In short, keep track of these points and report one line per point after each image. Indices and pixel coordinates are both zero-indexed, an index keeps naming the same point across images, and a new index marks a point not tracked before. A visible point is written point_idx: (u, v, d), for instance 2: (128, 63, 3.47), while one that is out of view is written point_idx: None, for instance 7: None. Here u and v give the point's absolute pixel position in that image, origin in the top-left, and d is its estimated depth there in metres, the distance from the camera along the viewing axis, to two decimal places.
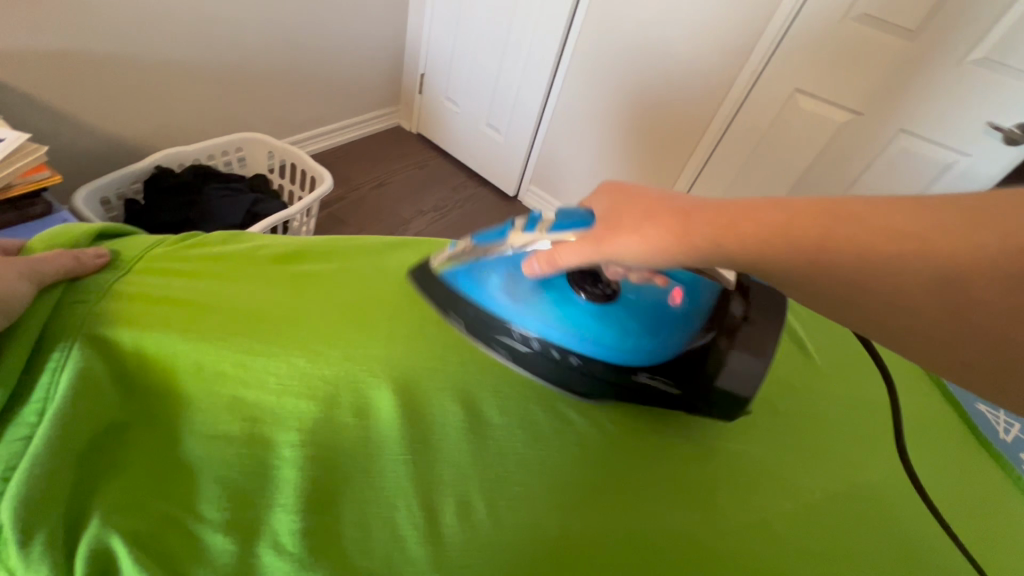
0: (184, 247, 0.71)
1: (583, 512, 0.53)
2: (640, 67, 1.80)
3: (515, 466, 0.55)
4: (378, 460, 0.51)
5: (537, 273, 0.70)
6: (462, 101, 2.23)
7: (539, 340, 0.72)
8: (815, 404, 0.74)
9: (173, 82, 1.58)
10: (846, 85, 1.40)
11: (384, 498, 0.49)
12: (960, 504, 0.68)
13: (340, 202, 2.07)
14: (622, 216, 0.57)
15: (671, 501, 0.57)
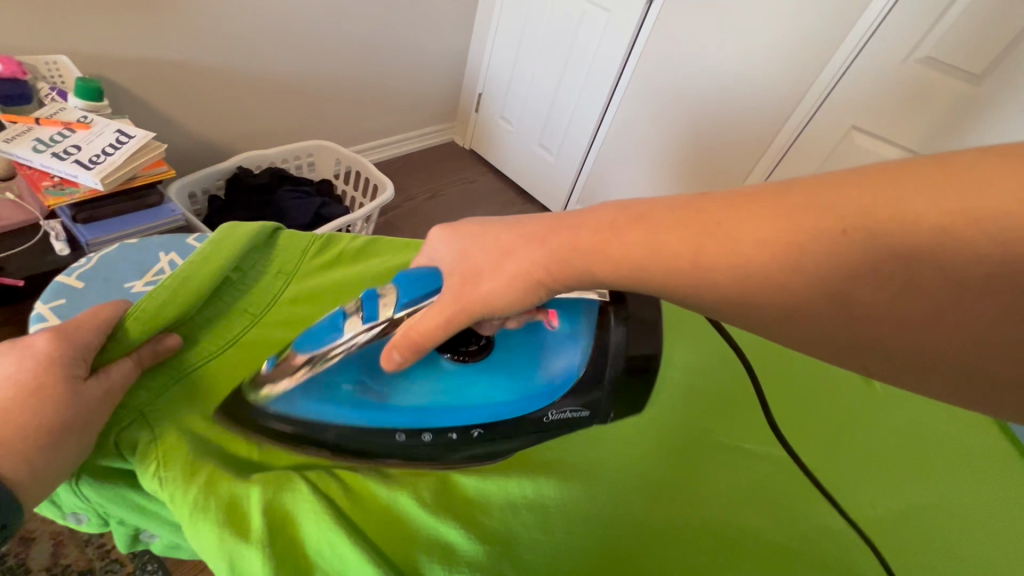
0: (316, 260, 0.76)
1: (677, 509, 0.59)
2: (696, 92, 1.81)
3: (615, 470, 0.61)
4: (594, 468, 0.60)
5: (398, 362, 0.57)
6: (516, 122, 2.34)
7: (431, 429, 0.64)
8: (889, 425, 0.76)
9: (253, 85, 1.69)
10: (905, 125, 1.48)
11: (507, 490, 0.55)
12: (985, 530, 0.66)
13: (395, 211, 2.12)
14: (477, 259, 0.53)
15: (764, 504, 0.62)
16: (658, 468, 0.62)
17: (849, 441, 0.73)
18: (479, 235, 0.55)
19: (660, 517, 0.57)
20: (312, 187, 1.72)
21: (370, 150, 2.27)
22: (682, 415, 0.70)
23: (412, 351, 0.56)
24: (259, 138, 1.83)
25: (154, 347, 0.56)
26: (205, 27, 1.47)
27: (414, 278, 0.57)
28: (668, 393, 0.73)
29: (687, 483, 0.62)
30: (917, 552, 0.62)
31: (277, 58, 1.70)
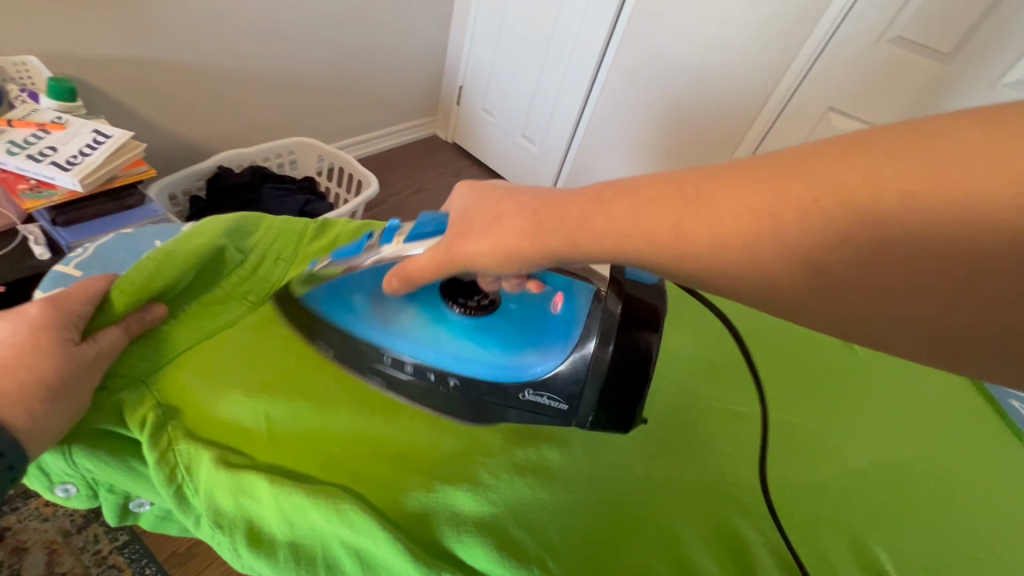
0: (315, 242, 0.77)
1: (671, 466, 0.61)
2: (675, 79, 1.82)
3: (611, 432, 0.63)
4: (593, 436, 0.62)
5: (395, 288, 0.62)
6: (498, 113, 2.33)
7: (412, 364, 0.64)
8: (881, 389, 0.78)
9: (230, 83, 1.67)
10: (879, 105, 1.52)
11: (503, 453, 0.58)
12: (967, 490, 0.69)
13: (380, 206, 2.11)
14: (472, 218, 0.52)
15: (755, 460, 0.65)
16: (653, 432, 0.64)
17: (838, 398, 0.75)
18: (483, 191, 0.54)
19: (663, 482, 0.59)
20: (295, 185, 1.71)
21: (352, 146, 2.25)
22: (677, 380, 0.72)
23: (403, 281, 0.61)
24: (237, 136, 1.80)
25: (142, 317, 0.57)
26: (178, 25, 1.44)
27: (439, 219, 0.59)
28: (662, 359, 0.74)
29: (684, 447, 0.64)
30: (900, 506, 0.64)
31: (253, 54, 1.67)
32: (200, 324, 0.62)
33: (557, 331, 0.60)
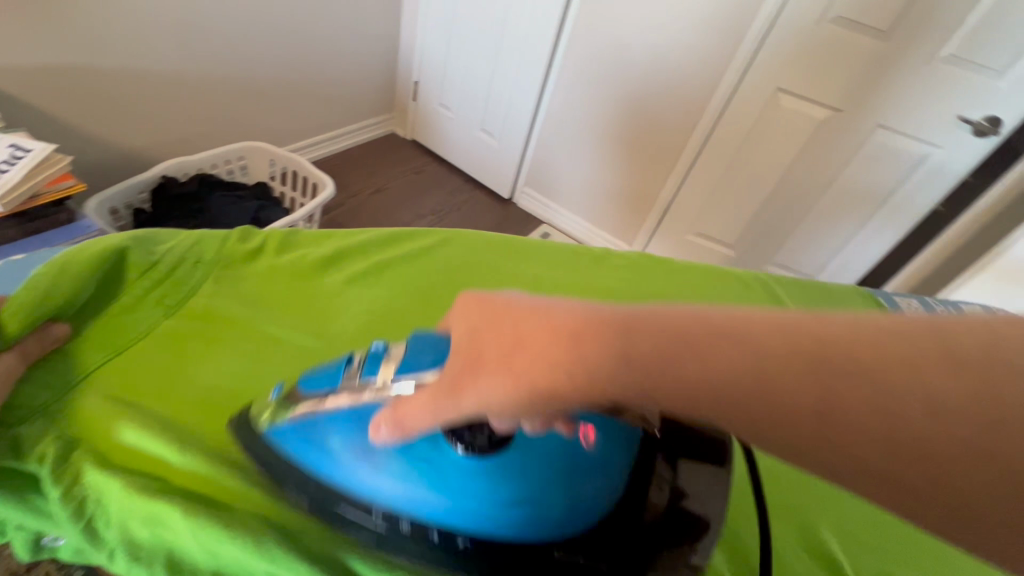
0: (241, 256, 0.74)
1: None
2: (629, 67, 1.83)
3: None
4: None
5: (385, 440, 0.43)
6: (455, 107, 2.30)
7: (406, 519, 0.48)
8: None
9: (169, 88, 1.60)
10: (824, 84, 1.57)
11: None
12: None
13: (339, 208, 2.06)
14: (486, 352, 0.35)
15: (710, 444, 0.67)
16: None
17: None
18: (502, 317, 0.36)
19: None
20: (248, 191, 1.65)
21: (306, 149, 2.19)
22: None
23: (394, 435, 0.42)
24: (180, 143, 1.72)
25: (39, 341, 0.55)
26: (106, 29, 1.37)
27: (442, 340, 0.47)
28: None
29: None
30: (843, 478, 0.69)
31: (191, 56, 1.60)
32: (110, 345, 0.60)
33: (589, 478, 0.44)
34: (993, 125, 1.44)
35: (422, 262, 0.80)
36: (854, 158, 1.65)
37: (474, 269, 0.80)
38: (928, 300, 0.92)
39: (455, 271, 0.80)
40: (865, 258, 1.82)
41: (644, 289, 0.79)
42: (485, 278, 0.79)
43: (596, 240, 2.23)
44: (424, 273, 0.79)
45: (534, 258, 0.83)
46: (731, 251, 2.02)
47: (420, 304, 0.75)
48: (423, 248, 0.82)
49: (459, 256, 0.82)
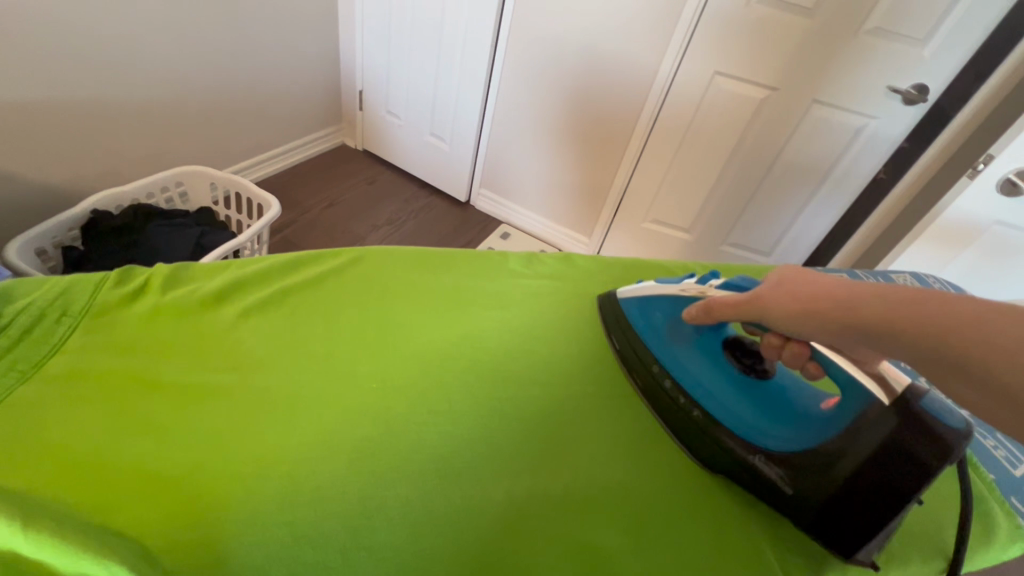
0: (121, 299, 0.63)
1: (583, 467, 0.58)
2: (570, 60, 1.83)
3: (519, 438, 0.59)
4: (471, 456, 0.56)
5: (695, 316, 0.66)
6: (403, 114, 2.26)
7: (672, 382, 0.66)
8: None
9: (93, 118, 1.53)
10: (758, 65, 1.60)
11: (392, 492, 0.51)
12: None
13: (290, 227, 2.00)
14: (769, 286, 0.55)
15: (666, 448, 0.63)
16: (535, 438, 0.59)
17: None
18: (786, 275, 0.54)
19: (575, 491, 0.55)
20: (189, 218, 1.59)
21: (252, 168, 2.12)
22: (554, 375, 0.67)
23: (704, 313, 0.64)
24: (112, 173, 1.65)
25: None
26: (14, 62, 1.30)
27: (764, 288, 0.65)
28: (537, 356, 0.69)
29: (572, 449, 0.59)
30: None
31: (114, 82, 1.53)
32: None
33: (819, 419, 0.56)
34: (921, 93, 1.49)
35: (334, 283, 0.72)
36: (795, 134, 1.68)
37: (389, 287, 0.74)
38: (858, 273, 0.94)
39: (368, 290, 0.73)
40: (815, 231, 1.86)
41: (565, 292, 0.79)
42: (402, 296, 0.73)
43: (557, 236, 2.23)
44: (349, 293, 0.72)
45: (453, 270, 0.79)
46: (688, 235, 2.04)
47: (330, 328, 0.66)
48: (333, 268, 0.74)
49: (373, 275, 0.75)
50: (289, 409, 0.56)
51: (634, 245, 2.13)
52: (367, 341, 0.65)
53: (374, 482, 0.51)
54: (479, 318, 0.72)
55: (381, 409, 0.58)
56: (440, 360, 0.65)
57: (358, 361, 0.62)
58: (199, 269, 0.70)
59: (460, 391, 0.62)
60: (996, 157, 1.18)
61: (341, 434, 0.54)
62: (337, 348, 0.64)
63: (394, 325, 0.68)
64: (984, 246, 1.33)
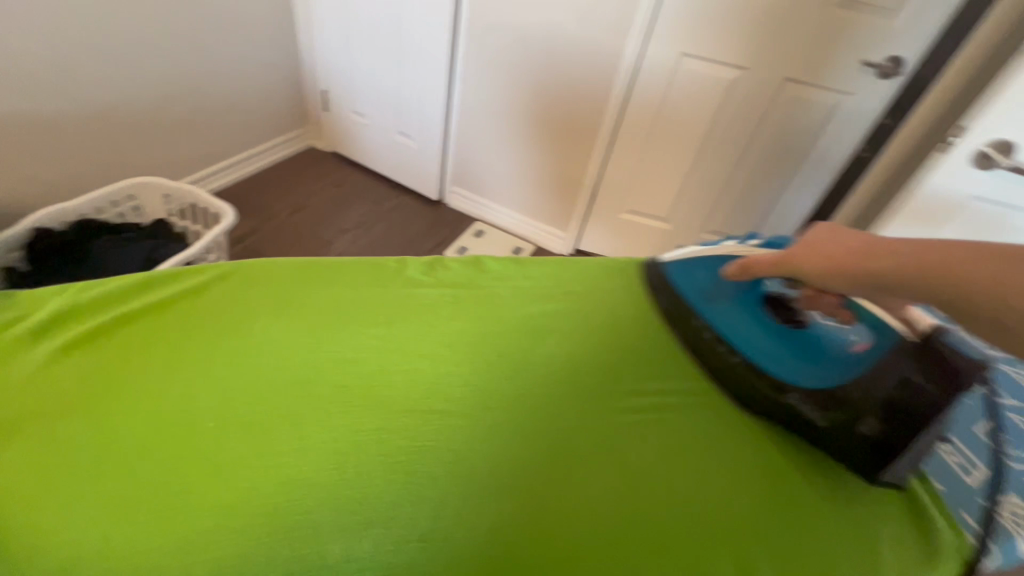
0: None
1: (494, 502, 0.51)
2: (533, 50, 1.76)
3: (428, 466, 0.53)
4: (355, 491, 0.50)
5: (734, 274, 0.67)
6: (369, 113, 2.20)
7: (711, 334, 0.66)
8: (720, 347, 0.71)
9: (33, 132, 1.46)
10: (725, 45, 1.53)
11: (268, 544, 0.46)
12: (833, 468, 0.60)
13: (253, 235, 1.93)
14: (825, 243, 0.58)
15: (589, 475, 0.55)
16: (433, 463, 0.53)
17: (653, 364, 0.66)
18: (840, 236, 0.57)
19: (488, 531, 0.49)
20: (141, 231, 1.52)
21: (215, 175, 2.06)
22: (471, 385, 0.61)
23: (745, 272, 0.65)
24: (60, 188, 1.59)
25: None
26: None
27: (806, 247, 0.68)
28: (453, 368, 0.62)
29: (470, 474, 0.53)
30: (769, 511, 0.55)
31: (54, 93, 1.46)
32: None
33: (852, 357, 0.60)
34: (896, 65, 1.42)
35: (194, 302, 0.65)
36: (768, 114, 1.61)
37: (261, 302, 0.66)
38: None
39: (234, 308, 0.65)
40: (796, 214, 1.80)
41: (495, 295, 0.72)
42: (275, 311, 0.65)
43: (532, 231, 2.17)
44: (219, 312, 0.64)
45: (359, 279, 0.72)
46: (666, 224, 1.98)
47: (176, 355, 0.59)
48: (197, 285, 0.67)
49: (243, 289, 0.67)
50: (108, 459, 0.50)
51: (613, 236, 2.07)
52: (220, 368, 0.58)
53: (191, 542, 0.45)
54: (381, 331, 0.64)
55: (218, 452, 0.51)
56: (325, 384, 0.58)
57: (201, 394, 0.55)
58: (41, 297, 0.64)
59: (348, 418, 0.55)
60: (969, 130, 1.12)
61: (163, 486, 0.48)
62: (194, 377, 0.56)
63: (272, 347, 0.60)
64: (963, 223, 1.26)
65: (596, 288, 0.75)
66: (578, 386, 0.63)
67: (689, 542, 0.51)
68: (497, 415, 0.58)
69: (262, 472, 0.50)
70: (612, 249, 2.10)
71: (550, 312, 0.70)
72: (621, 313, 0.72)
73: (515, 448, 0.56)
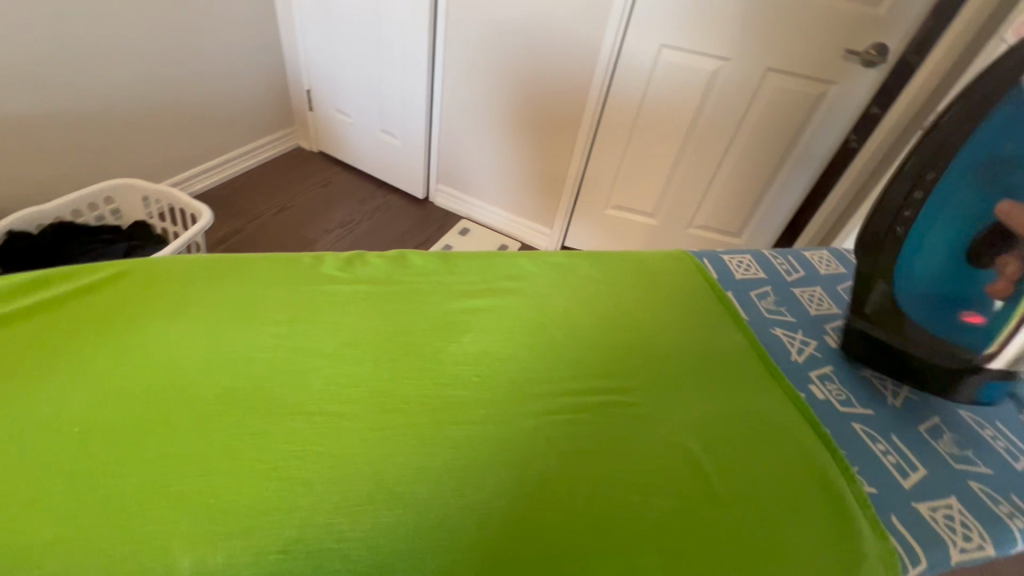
0: None
1: (411, 507, 0.50)
2: (514, 45, 1.73)
3: (350, 472, 0.52)
4: (238, 497, 0.48)
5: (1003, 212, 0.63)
6: (353, 112, 2.18)
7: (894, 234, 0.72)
8: (645, 347, 0.70)
9: (10, 136, 1.45)
10: (705, 36, 1.50)
11: (173, 551, 0.44)
12: (746, 470, 0.58)
13: (236, 236, 1.93)
14: None
15: (497, 475, 0.54)
16: (332, 467, 0.52)
17: (572, 367, 0.66)
18: None
19: (406, 535, 0.48)
20: (119, 234, 1.52)
21: (200, 177, 2.04)
22: (389, 387, 0.60)
23: None
24: (40, 191, 1.59)
25: None
26: None
27: None
28: (373, 371, 0.61)
29: (366, 479, 0.51)
30: (673, 516, 0.53)
31: (32, 97, 1.45)
32: None
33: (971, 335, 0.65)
34: (881, 53, 1.38)
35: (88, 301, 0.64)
36: (752, 105, 1.58)
37: (158, 302, 0.65)
38: (765, 254, 0.89)
39: (128, 307, 0.64)
40: (783, 207, 1.77)
41: (441, 299, 0.72)
42: (169, 312, 0.64)
43: (517, 229, 2.14)
44: (128, 312, 0.63)
45: (279, 279, 0.71)
46: (653, 219, 1.95)
47: (53, 355, 0.58)
48: (94, 284, 0.66)
49: (139, 289, 0.66)
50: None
51: (599, 232, 2.04)
52: (98, 370, 0.57)
53: (12, 547, 0.44)
54: (284, 329, 0.64)
55: (72, 456, 0.50)
56: (227, 388, 0.57)
57: (72, 396, 0.55)
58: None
59: (251, 422, 0.54)
60: None
61: (37, 485, 0.47)
62: (91, 378, 0.56)
63: (179, 348, 0.60)
64: None
65: (530, 285, 0.76)
66: (494, 384, 0.62)
67: (578, 545, 0.49)
68: (428, 420, 0.57)
69: (146, 479, 0.49)
70: (598, 245, 2.07)
71: (477, 310, 0.71)
72: (550, 312, 0.73)
73: (417, 451, 0.54)
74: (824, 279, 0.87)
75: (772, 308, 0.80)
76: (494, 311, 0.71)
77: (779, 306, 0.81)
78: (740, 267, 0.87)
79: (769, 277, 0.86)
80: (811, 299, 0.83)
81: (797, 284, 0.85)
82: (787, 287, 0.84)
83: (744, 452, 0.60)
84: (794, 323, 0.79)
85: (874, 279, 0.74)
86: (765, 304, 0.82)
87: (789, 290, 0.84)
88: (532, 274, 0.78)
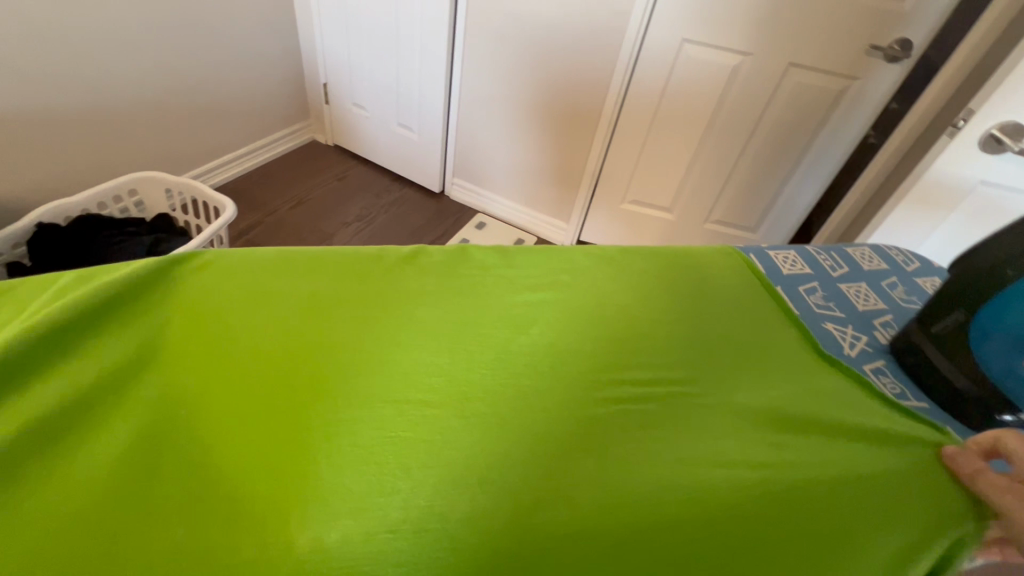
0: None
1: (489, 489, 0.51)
2: (536, 38, 1.73)
3: (420, 457, 0.53)
4: (330, 482, 0.50)
5: None
6: (370, 106, 2.19)
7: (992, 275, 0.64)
8: (700, 335, 0.72)
9: (36, 129, 1.47)
10: (727, 30, 1.50)
11: (259, 529, 0.46)
12: (819, 441, 0.60)
13: (256, 229, 1.94)
14: None
15: (575, 457, 0.56)
16: (422, 453, 0.53)
17: (632, 355, 0.68)
18: None
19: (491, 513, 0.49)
20: (144, 226, 1.53)
21: (218, 170, 2.06)
22: (464, 377, 0.62)
23: None
24: (68, 184, 1.61)
25: None
26: None
27: None
28: (451, 362, 0.63)
29: (457, 463, 0.53)
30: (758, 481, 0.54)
31: (57, 90, 1.47)
32: None
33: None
34: (905, 49, 1.37)
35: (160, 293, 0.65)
36: (773, 100, 1.58)
37: (233, 296, 0.66)
38: (809, 251, 0.90)
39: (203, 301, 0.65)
40: (801, 203, 1.77)
41: (491, 293, 0.73)
42: (246, 306, 0.65)
43: (535, 224, 2.15)
44: (220, 300, 0.65)
45: (348, 274, 0.72)
46: (670, 214, 1.95)
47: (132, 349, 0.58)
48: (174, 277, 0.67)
49: (221, 279, 0.68)
50: (83, 443, 0.50)
51: (615, 227, 2.05)
52: (184, 365, 0.58)
53: (125, 533, 0.44)
54: (355, 319, 0.66)
55: (187, 442, 0.52)
56: (313, 378, 0.59)
57: (172, 386, 0.56)
58: (15, 281, 0.65)
59: (340, 410, 0.56)
60: (977, 112, 1.09)
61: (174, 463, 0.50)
62: (201, 363, 0.58)
63: (274, 332, 0.63)
64: (970, 210, 1.23)
65: (586, 279, 0.78)
66: (565, 376, 0.64)
67: (671, 512, 0.51)
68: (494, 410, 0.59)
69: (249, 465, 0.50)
70: (615, 240, 2.08)
71: (539, 304, 0.73)
72: (606, 305, 0.74)
73: (497, 439, 0.56)
74: (868, 275, 0.88)
75: (822, 303, 0.81)
76: (554, 306, 0.73)
77: (828, 301, 0.82)
78: (786, 263, 0.88)
79: (814, 272, 0.87)
80: (858, 294, 0.84)
81: (843, 279, 0.86)
82: (834, 282, 0.85)
83: (813, 425, 0.62)
84: (844, 317, 0.80)
85: (952, 304, 0.68)
86: (814, 299, 0.82)
87: (835, 285, 0.85)
88: (589, 269, 0.80)
